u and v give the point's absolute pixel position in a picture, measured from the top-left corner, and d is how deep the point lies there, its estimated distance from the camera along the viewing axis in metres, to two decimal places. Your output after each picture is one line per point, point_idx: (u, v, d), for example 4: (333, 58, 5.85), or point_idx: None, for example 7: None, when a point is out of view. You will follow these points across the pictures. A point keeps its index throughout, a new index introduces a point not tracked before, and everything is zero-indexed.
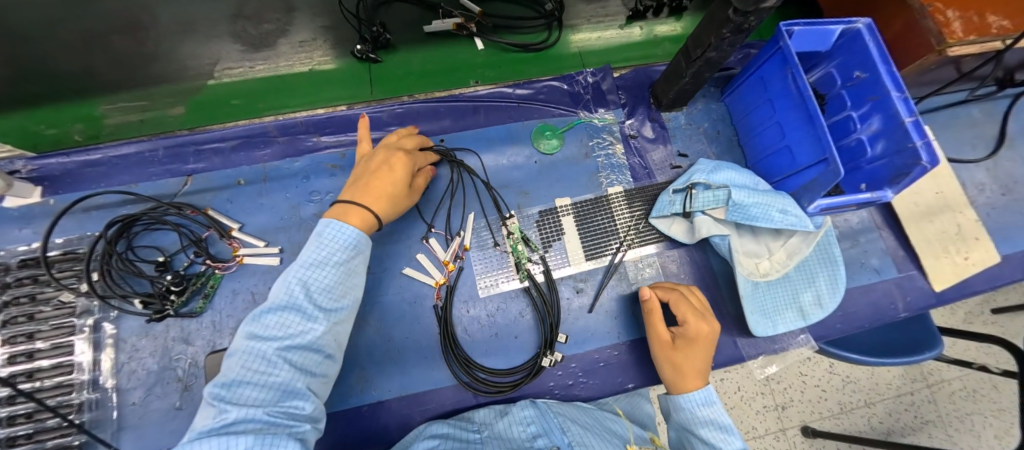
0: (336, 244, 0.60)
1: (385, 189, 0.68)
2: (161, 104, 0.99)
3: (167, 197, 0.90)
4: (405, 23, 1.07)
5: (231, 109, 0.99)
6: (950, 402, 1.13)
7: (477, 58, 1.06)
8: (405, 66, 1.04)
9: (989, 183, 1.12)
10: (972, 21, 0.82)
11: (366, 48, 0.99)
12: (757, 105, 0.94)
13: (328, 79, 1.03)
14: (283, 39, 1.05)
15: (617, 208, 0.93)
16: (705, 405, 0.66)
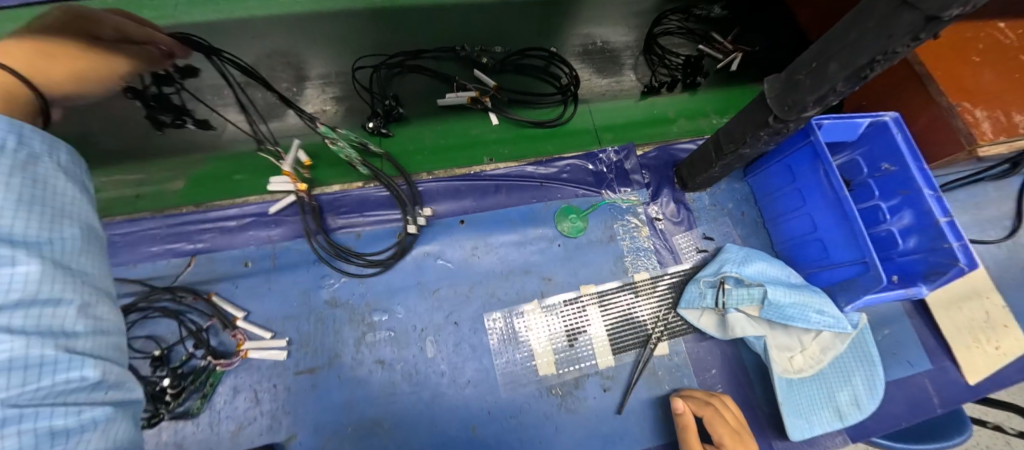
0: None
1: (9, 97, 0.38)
2: (161, 177, 0.93)
3: (168, 281, 0.84)
4: (416, 95, 1.03)
5: (232, 185, 0.94)
6: None
7: (492, 134, 1.03)
8: (417, 142, 1.00)
9: (1011, 263, 1.11)
10: (999, 121, 0.81)
11: (378, 124, 0.95)
12: (784, 192, 0.93)
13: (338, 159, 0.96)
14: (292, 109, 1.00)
15: (644, 297, 0.89)
16: None
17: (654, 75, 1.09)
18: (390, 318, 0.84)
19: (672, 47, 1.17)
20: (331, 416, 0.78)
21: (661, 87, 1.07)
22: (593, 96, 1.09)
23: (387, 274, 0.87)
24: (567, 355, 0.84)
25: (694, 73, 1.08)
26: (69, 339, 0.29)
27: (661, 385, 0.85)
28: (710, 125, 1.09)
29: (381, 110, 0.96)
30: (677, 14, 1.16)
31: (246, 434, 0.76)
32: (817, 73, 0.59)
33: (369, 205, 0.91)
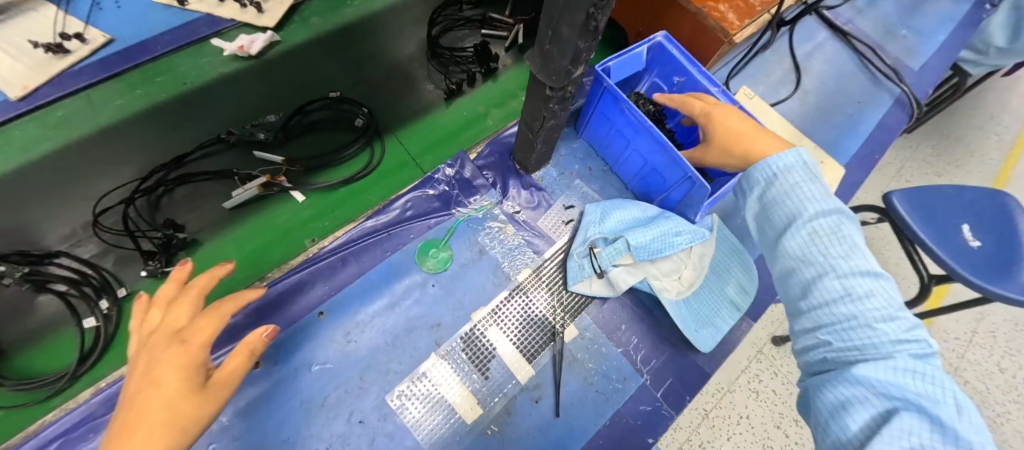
0: None
1: (160, 428, 0.40)
2: None
3: None
4: (200, 206, 1.01)
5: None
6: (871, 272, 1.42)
7: (300, 213, 1.04)
8: (218, 261, 0.97)
9: (807, 108, 1.29)
10: (738, 8, 0.90)
11: (157, 264, 0.91)
12: (611, 137, 0.96)
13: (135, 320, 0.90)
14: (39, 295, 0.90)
15: (535, 293, 0.88)
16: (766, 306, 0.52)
17: (450, 77, 1.21)
18: None
19: (458, 39, 1.30)
20: None
21: (460, 86, 1.19)
22: (399, 124, 1.16)
23: (259, 414, 0.75)
24: (487, 389, 0.81)
25: (485, 61, 1.21)
26: None
27: (584, 365, 0.85)
28: (517, 105, 1.22)
29: (158, 247, 0.93)
30: (450, 9, 1.28)
31: None
32: (557, 39, 0.60)
33: (205, 350, 0.77)
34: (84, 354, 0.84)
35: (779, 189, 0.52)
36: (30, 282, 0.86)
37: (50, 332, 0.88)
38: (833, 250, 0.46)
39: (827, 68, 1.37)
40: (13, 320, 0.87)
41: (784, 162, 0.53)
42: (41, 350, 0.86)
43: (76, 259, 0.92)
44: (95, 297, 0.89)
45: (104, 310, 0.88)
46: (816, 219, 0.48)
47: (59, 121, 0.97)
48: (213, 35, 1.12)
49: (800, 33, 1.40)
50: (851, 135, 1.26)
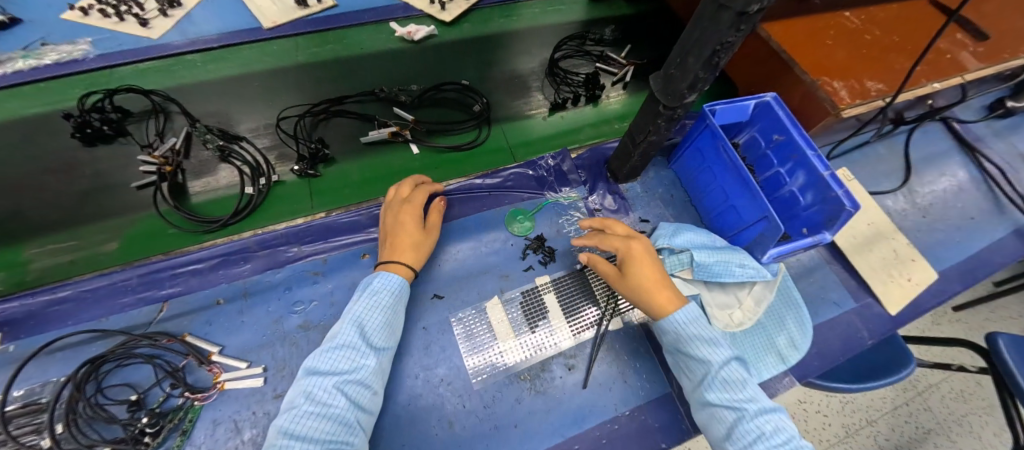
0: (381, 299, 0.78)
1: (409, 256, 0.85)
2: (92, 241, 1.01)
3: (141, 327, 0.87)
4: (345, 135, 1.23)
5: (171, 238, 1.04)
6: (946, 407, 1.33)
7: (413, 162, 1.22)
8: (344, 178, 1.16)
9: (910, 208, 1.27)
10: (854, 88, 0.98)
11: (304, 166, 1.12)
12: (700, 171, 1.06)
13: (271, 202, 1.11)
14: (223, 164, 1.15)
15: (594, 280, 0.98)
16: (707, 347, 0.73)
17: (558, 93, 1.36)
18: None
19: (573, 66, 1.44)
20: None
21: (565, 102, 1.32)
22: (507, 117, 1.32)
23: (353, 292, 0.94)
24: (531, 342, 0.91)
25: (593, 87, 1.33)
26: (360, 333, 0.73)
27: (619, 356, 0.92)
28: (613, 129, 1.33)
29: (308, 154, 1.14)
30: (574, 40, 1.45)
31: None
32: (682, 67, 0.74)
33: (333, 232, 0.99)
34: (237, 214, 1.06)
35: (693, 345, 0.74)
36: (219, 153, 1.13)
37: (221, 188, 1.12)
38: (739, 395, 0.68)
39: (942, 176, 1.34)
40: (200, 172, 1.13)
41: (686, 318, 0.76)
42: (213, 199, 1.11)
43: (252, 145, 1.16)
44: (256, 177, 1.12)
45: (260, 186, 1.11)
46: (726, 369, 0.70)
47: (287, 50, 1.33)
48: (402, 17, 1.43)
49: (920, 136, 1.40)
50: (954, 246, 1.21)
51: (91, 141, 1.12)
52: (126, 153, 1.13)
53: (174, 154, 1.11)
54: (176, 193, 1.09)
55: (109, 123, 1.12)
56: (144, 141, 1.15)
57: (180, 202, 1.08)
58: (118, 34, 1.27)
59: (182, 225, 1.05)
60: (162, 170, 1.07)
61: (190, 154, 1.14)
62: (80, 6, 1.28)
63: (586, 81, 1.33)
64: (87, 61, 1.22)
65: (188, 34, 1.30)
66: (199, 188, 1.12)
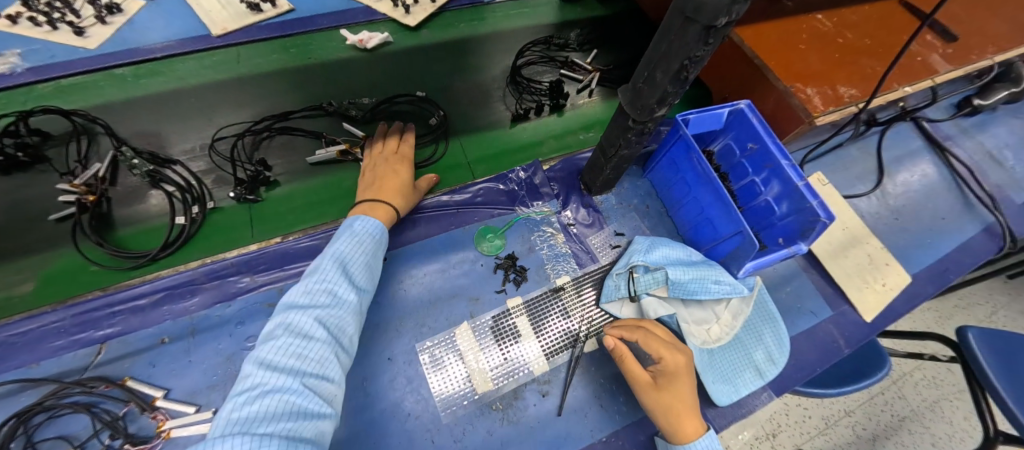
0: (330, 271, 0.72)
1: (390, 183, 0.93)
2: (4, 283, 0.92)
3: (77, 372, 0.80)
4: (293, 154, 1.15)
5: (92, 277, 0.96)
6: (919, 394, 1.34)
7: None
8: (287, 202, 1.08)
9: (883, 210, 1.27)
10: (827, 95, 0.96)
11: (241, 192, 1.04)
12: (675, 183, 1.03)
13: (208, 231, 1.03)
14: (153, 191, 1.07)
15: (568, 300, 0.95)
16: None
17: (521, 103, 1.30)
18: None
19: (536, 73, 1.37)
20: None
21: (527, 112, 1.27)
22: (466, 131, 1.25)
23: None
24: (503, 368, 0.87)
25: (558, 96, 1.27)
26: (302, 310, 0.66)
27: (595, 379, 0.89)
28: (577, 140, 1.27)
29: (247, 178, 1.07)
30: (539, 45, 1.40)
31: None
32: (650, 81, 0.70)
33: (290, 258, 0.93)
34: (167, 246, 0.98)
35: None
36: (148, 178, 1.05)
37: (149, 218, 1.04)
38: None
39: (914, 176, 1.35)
40: (127, 201, 1.05)
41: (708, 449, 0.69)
42: (140, 230, 1.03)
43: (185, 169, 1.08)
44: (189, 204, 1.03)
45: (193, 214, 1.03)
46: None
47: (240, 59, 1.25)
48: (365, 22, 1.36)
49: (892, 136, 1.40)
50: (927, 247, 1.22)
51: (6, 169, 1.04)
52: (42, 181, 1.05)
53: (97, 182, 1.02)
54: (100, 225, 1.01)
55: (25, 149, 1.04)
56: (64, 169, 1.06)
57: (104, 236, 1.00)
58: (50, 44, 1.17)
59: (105, 261, 0.98)
60: (83, 201, 0.99)
61: (117, 181, 1.06)
62: (7, 14, 1.17)
63: (550, 90, 1.27)
64: (15, 76, 1.12)
65: (130, 44, 1.20)
66: (125, 219, 1.03)
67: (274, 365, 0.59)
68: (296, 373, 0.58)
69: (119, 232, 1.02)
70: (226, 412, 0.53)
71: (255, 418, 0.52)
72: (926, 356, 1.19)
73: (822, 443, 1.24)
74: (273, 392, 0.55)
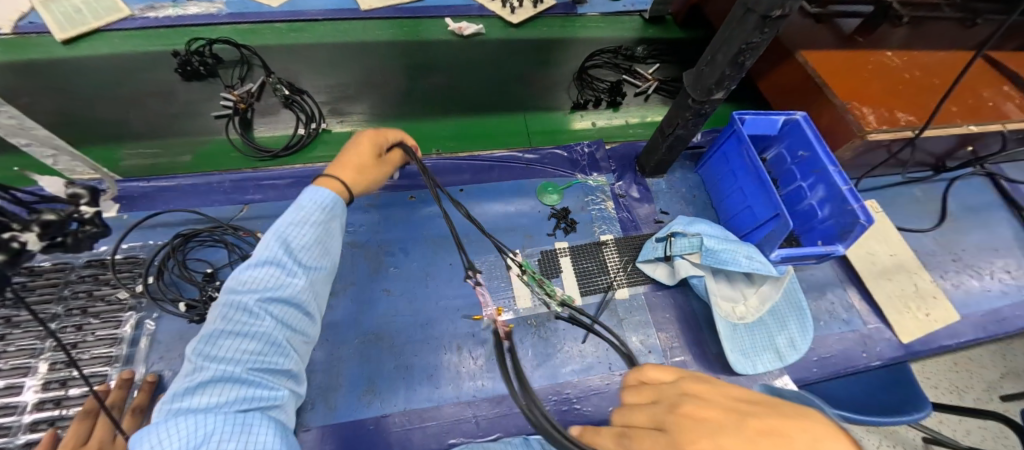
0: (315, 212, 0.68)
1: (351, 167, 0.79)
2: (172, 154, 1.28)
3: (225, 220, 1.05)
4: (395, 98, 1.46)
5: (234, 159, 1.28)
6: None
7: (442, 131, 1.46)
8: None
9: (942, 251, 1.26)
10: (883, 116, 1.06)
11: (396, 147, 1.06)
12: (723, 175, 1.13)
13: (327, 140, 1.35)
14: (284, 109, 1.38)
15: (608, 254, 1.07)
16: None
17: (582, 94, 1.52)
18: (397, 258, 1.04)
19: (601, 75, 1.58)
20: (342, 330, 0.94)
21: (586, 103, 1.50)
22: (531, 108, 1.54)
23: (398, 225, 1.09)
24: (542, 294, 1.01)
25: (615, 94, 1.49)
26: (279, 252, 0.62)
27: (620, 322, 1.00)
28: (622, 133, 1.49)
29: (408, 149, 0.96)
30: (606, 53, 1.54)
31: None
32: (712, 64, 0.84)
33: (389, 173, 1.16)
34: (288, 147, 1.25)
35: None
36: (284, 100, 1.32)
37: (278, 128, 1.36)
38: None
39: (983, 227, 1.32)
40: (267, 113, 1.36)
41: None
42: (274, 134, 1.35)
43: (313, 100, 1.35)
44: (309, 121, 1.31)
45: (311, 128, 1.32)
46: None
47: None
48: None
49: (962, 186, 1.39)
50: (986, 295, 1.19)
51: (189, 77, 1.27)
52: (212, 91, 1.32)
53: (248, 96, 1.30)
54: (245, 125, 1.32)
55: (206, 66, 1.26)
56: (229, 83, 1.31)
57: (246, 133, 1.31)
58: None
59: (242, 148, 1.29)
60: (238, 107, 1.28)
61: (260, 97, 1.34)
62: None
63: (610, 88, 1.48)
64: None
65: None
66: (265, 125, 1.36)
67: (240, 284, 0.58)
68: (265, 298, 0.58)
69: (262, 134, 1.36)
70: (209, 318, 0.56)
71: (222, 350, 0.54)
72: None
73: None
74: (243, 313, 0.56)
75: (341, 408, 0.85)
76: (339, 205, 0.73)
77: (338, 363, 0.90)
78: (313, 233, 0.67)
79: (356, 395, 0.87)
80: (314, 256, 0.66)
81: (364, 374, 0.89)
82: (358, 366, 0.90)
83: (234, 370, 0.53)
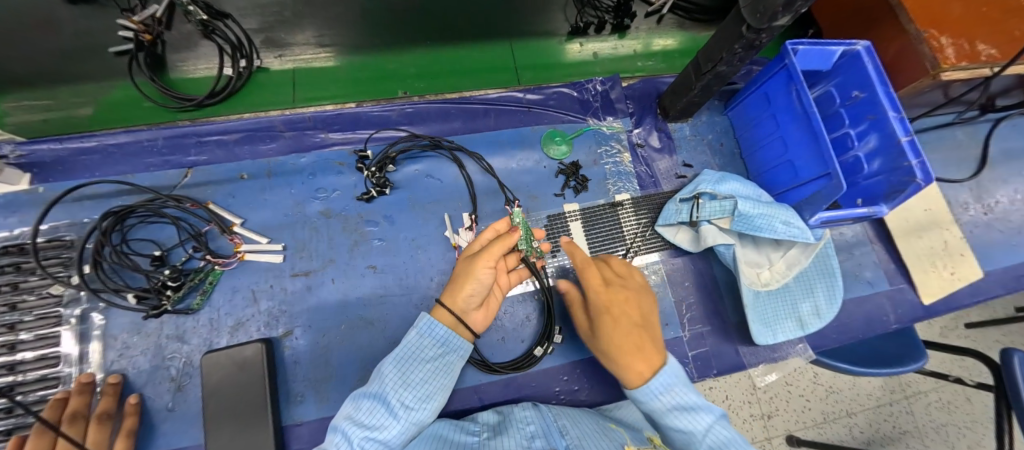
0: (431, 344, 0.71)
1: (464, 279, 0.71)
2: (67, 104, 0.99)
3: (166, 189, 0.87)
4: (348, 21, 1.12)
5: (149, 111, 1.01)
6: (927, 413, 1.32)
7: (407, 69, 1.13)
8: (334, 75, 1.09)
9: (973, 202, 1.17)
10: (964, 48, 0.87)
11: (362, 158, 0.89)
12: (761, 120, 0.96)
13: (263, 84, 1.06)
14: (204, 41, 1.07)
15: (624, 216, 0.95)
16: (664, 390, 0.55)
17: (582, 16, 1.22)
18: (382, 229, 0.89)
19: None
20: (326, 315, 0.83)
21: (587, 27, 1.20)
22: (522, 34, 1.21)
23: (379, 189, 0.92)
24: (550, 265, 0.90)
25: (622, 15, 1.20)
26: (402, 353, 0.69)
27: None
28: (633, 66, 1.24)
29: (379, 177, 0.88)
30: None
31: (245, 330, 0.81)
32: None
33: (362, 124, 0.96)
34: (215, 95, 1.00)
35: (671, 418, 0.54)
36: (201, 27, 1.02)
37: (198, 68, 1.05)
38: (695, 427, 0.53)
39: (1019, 175, 1.22)
40: (182, 48, 1.05)
41: (663, 386, 0.55)
42: (189, 79, 1.05)
43: (239, 25, 1.05)
44: (238, 57, 1.02)
45: (241, 68, 1.03)
46: (712, 435, 0.53)
47: None
48: None
49: (1007, 127, 1.25)
50: (1010, 249, 1.13)
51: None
52: (106, 16, 1.04)
53: (155, 23, 1.00)
54: (155, 66, 1.02)
55: None
56: (125, 6, 1.03)
57: (156, 76, 1.01)
58: None
59: (156, 98, 1.01)
60: (140, 38, 0.98)
61: (172, 25, 1.05)
62: None
63: (616, 6, 1.19)
64: None
65: None
66: (179, 64, 1.05)
67: (434, 336, 0.71)
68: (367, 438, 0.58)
69: (175, 77, 1.04)
70: (406, 342, 0.71)
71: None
72: (950, 376, 1.14)
73: (815, 434, 1.27)
74: (429, 369, 0.69)
75: (334, 399, 0.79)
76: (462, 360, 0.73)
77: (326, 352, 0.81)
78: (422, 374, 0.68)
79: (349, 385, 0.80)
80: (446, 357, 0.71)
81: (356, 362, 0.81)
82: (350, 354, 0.81)
83: (398, 423, 0.62)
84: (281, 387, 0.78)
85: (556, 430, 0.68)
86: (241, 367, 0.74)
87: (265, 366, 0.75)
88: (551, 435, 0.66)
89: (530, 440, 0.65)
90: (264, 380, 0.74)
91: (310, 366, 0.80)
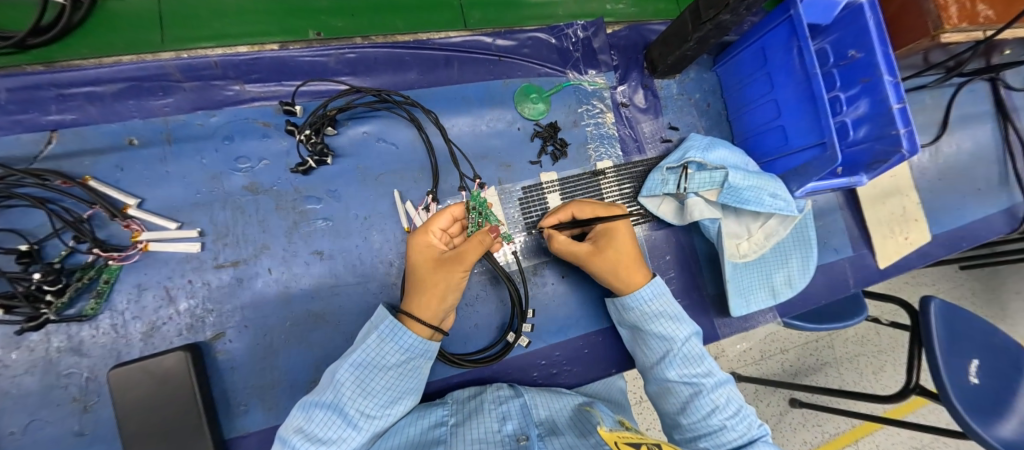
0: (395, 350, 0.61)
1: (435, 297, 0.62)
2: None
3: (23, 161, 0.65)
4: None
5: None
6: (844, 346, 1.45)
7: (321, 3, 0.87)
8: (210, 4, 0.81)
9: (929, 168, 1.20)
10: (966, 7, 0.81)
11: (292, 111, 0.71)
12: (753, 79, 0.88)
13: (117, 16, 0.78)
14: None
15: (606, 185, 0.86)
16: (654, 299, 0.68)
17: None
18: (327, 206, 0.75)
19: None
20: (266, 312, 0.70)
21: None
22: None
23: None
24: (526, 243, 0.81)
25: None
26: (362, 357, 0.59)
27: None
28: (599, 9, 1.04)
29: (314, 143, 0.71)
30: None
31: (162, 335, 0.67)
32: None
33: (291, 73, 0.77)
34: (41, 33, 0.72)
35: (657, 322, 0.68)
36: None
37: None
38: (676, 334, 0.67)
39: (972, 140, 1.25)
40: None
41: (653, 295, 0.69)
42: None
43: None
44: None
45: None
46: (688, 343, 0.67)
47: None
48: None
49: (969, 92, 1.26)
50: (951, 212, 1.19)
51: None
52: None
53: None
54: None
55: None
56: None
57: None
58: None
59: None
60: None
61: None
62: None
63: None
64: None
65: None
66: None
67: (399, 339, 0.61)
68: None
69: None
70: (365, 343, 0.60)
71: None
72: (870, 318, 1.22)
73: (752, 370, 1.36)
74: (391, 375, 0.60)
75: (286, 405, 0.69)
76: (431, 363, 0.65)
77: (270, 354, 0.70)
78: (386, 380, 0.60)
79: (302, 388, 0.70)
80: (412, 362, 0.62)
81: (308, 363, 0.71)
82: (301, 354, 0.71)
83: (359, 434, 0.55)
84: (217, 397, 0.67)
85: (534, 416, 0.61)
86: (161, 383, 0.60)
87: (194, 377, 0.61)
88: (528, 420, 0.60)
89: (503, 422, 0.60)
90: (196, 395, 0.61)
91: (253, 371, 0.69)
